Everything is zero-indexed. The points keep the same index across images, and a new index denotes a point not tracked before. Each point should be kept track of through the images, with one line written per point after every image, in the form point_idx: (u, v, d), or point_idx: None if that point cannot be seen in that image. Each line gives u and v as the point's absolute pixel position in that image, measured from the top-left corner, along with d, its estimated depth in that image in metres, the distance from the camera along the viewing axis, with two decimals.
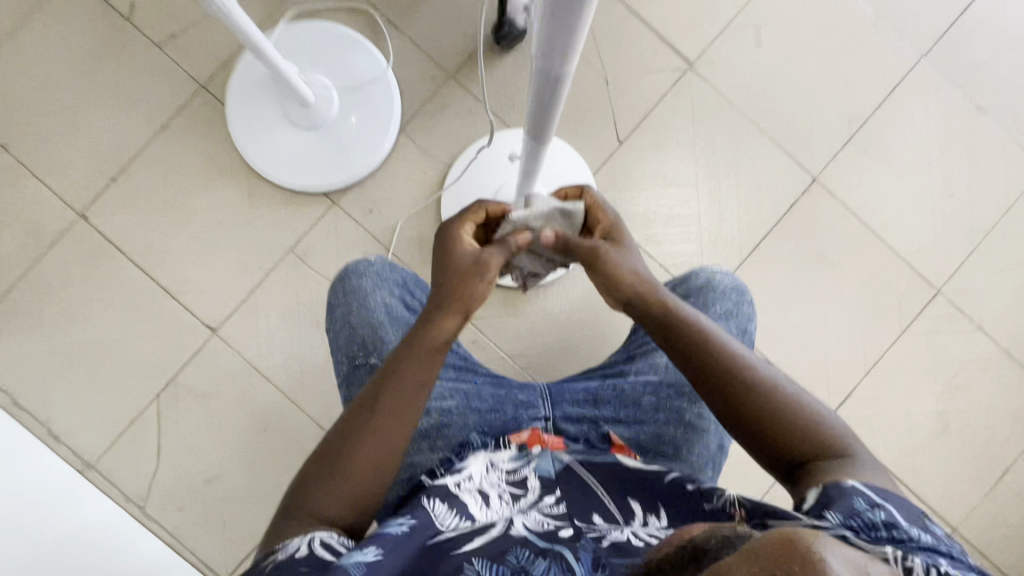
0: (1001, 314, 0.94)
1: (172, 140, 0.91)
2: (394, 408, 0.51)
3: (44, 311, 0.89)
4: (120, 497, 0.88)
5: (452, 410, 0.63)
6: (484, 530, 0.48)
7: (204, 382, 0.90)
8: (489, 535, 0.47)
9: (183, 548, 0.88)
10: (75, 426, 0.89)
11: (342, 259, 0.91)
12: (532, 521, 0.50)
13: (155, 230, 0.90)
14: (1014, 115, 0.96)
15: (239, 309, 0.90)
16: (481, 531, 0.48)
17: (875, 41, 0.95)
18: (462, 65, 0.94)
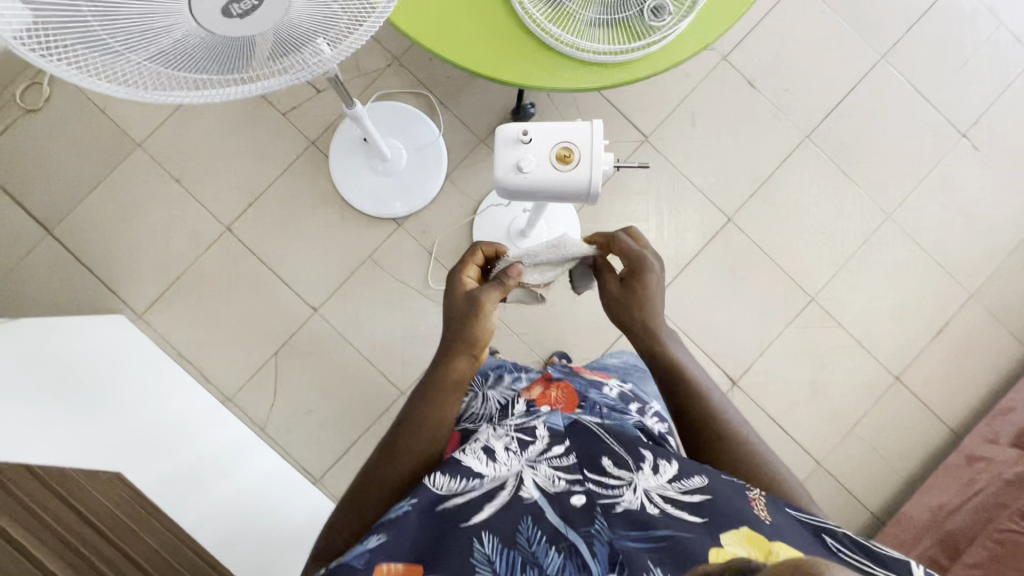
0: (856, 316, 1.37)
1: (291, 179, 1.33)
2: (440, 413, 0.69)
3: (200, 293, 1.31)
4: (249, 421, 1.30)
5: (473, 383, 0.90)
6: (500, 494, 0.60)
7: (307, 345, 1.32)
8: (502, 500, 0.60)
9: (291, 456, 1.30)
10: (219, 372, 1.30)
11: (403, 265, 1.34)
12: (544, 474, 0.64)
13: (277, 240, 1.32)
14: (870, 178, 1.39)
15: (332, 297, 1.32)
16: (496, 497, 0.60)
17: (774, 124, 1.38)
18: (490, 133, 1.36)
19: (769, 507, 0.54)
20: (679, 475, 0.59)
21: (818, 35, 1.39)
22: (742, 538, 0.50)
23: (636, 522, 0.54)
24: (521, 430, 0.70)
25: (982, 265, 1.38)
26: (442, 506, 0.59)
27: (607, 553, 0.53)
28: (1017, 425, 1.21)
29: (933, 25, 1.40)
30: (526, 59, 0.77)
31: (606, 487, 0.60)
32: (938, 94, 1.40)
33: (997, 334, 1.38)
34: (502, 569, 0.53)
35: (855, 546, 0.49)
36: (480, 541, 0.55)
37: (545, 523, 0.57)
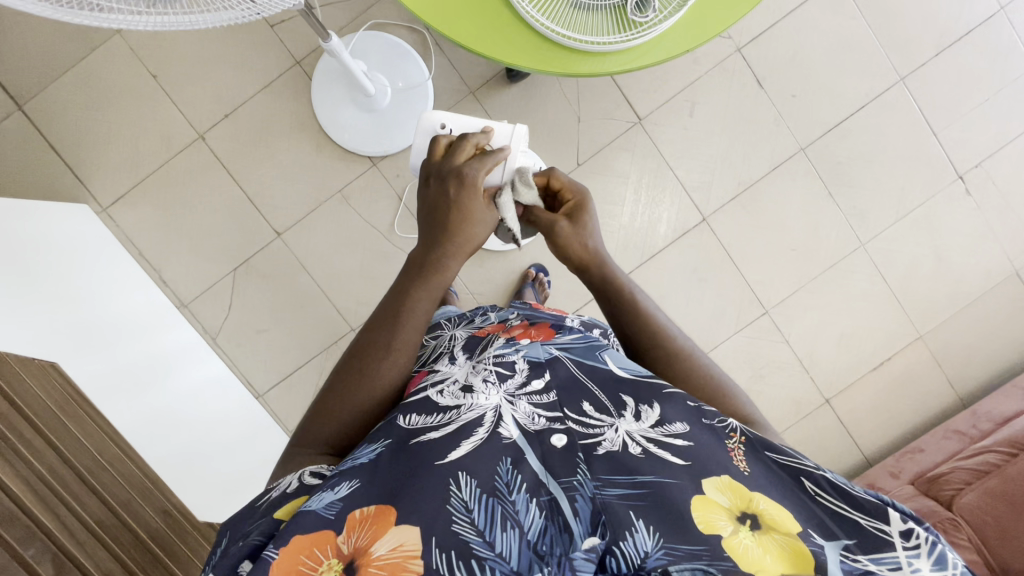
0: (804, 336, 1.40)
1: (271, 97, 1.29)
2: (402, 340, 0.63)
3: (166, 196, 1.31)
4: (201, 329, 1.34)
5: (441, 337, 0.86)
6: (474, 432, 0.56)
7: (267, 267, 1.34)
8: (475, 438, 0.55)
9: (237, 368, 1.36)
10: (178, 277, 1.33)
11: (372, 205, 1.33)
12: (523, 410, 0.59)
13: (250, 157, 1.31)
14: (854, 204, 1.37)
15: (298, 224, 1.33)
16: (469, 435, 0.55)
17: (772, 131, 1.34)
18: (481, 85, 1.31)
19: (748, 455, 0.52)
20: (663, 420, 0.56)
21: (839, 43, 1.32)
22: (723, 486, 0.50)
23: (616, 468, 0.52)
24: (498, 363, 0.65)
25: (940, 309, 1.40)
26: (416, 442, 0.55)
27: (589, 510, 0.50)
28: (921, 466, 1.27)
29: (962, 54, 1.33)
30: (530, 58, 0.74)
31: (586, 427, 0.57)
32: (946, 130, 1.35)
33: (935, 379, 1.41)
34: (480, 520, 0.49)
35: (834, 490, 0.48)
36: (456, 484, 0.51)
37: (526, 469, 0.53)
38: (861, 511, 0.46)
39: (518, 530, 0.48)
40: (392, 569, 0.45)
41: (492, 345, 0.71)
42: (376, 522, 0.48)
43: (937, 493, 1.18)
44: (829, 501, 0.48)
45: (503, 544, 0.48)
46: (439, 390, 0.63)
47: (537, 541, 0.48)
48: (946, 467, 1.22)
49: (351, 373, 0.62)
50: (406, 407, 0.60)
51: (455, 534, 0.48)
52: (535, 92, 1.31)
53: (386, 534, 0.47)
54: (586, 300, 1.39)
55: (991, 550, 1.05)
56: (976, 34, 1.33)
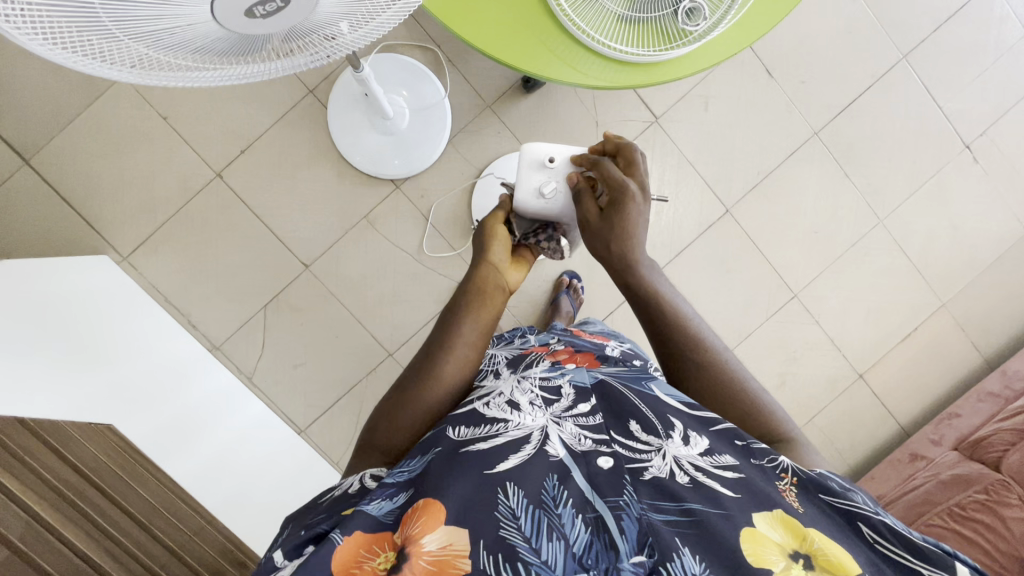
0: (833, 315, 1.43)
1: (286, 128, 1.27)
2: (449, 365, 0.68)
3: (187, 237, 1.28)
4: (236, 369, 1.32)
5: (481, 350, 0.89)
6: (523, 447, 0.57)
7: (297, 301, 1.32)
8: (524, 453, 0.57)
9: (275, 405, 1.34)
10: (206, 319, 1.30)
11: (399, 227, 1.31)
12: (570, 431, 0.61)
13: (270, 192, 1.28)
14: (870, 182, 1.39)
15: (324, 255, 1.31)
16: (519, 449, 0.57)
17: (785, 117, 1.36)
18: (497, 99, 1.31)
19: (800, 495, 0.52)
20: (711, 450, 0.57)
21: (843, 27, 1.35)
22: (774, 519, 0.50)
23: (662, 494, 0.53)
24: (545, 387, 0.68)
25: (958, 276, 1.44)
26: (467, 449, 0.57)
27: (635, 530, 0.50)
28: (961, 431, 1.30)
29: (958, 27, 1.37)
30: (632, 76, 0.75)
31: (633, 452, 0.58)
32: (950, 102, 1.39)
33: (961, 344, 1.45)
34: (528, 527, 0.50)
35: (894, 537, 0.48)
36: (505, 493, 0.52)
37: (572, 485, 0.54)
38: (923, 560, 0.46)
39: (564, 541, 0.49)
40: (441, 566, 0.47)
41: (538, 366, 0.75)
42: (426, 514, 0.50)
43: (983, 456, 1.21)
44: (888, 548, 0.48)
45: (549, 552, 0.48)
46: (486, 401, 0.65)
47: (582, 554, 0.49)
48: (987, 429, 1.25)
49: (398, 397, 0.67)
50: (454, 419, 0.62)
51: (503, 538, 0.49)
52: (552, 101, 1.31)
53: (438, 530, 0.49)
54: (619, 301, 1.40)
55: None
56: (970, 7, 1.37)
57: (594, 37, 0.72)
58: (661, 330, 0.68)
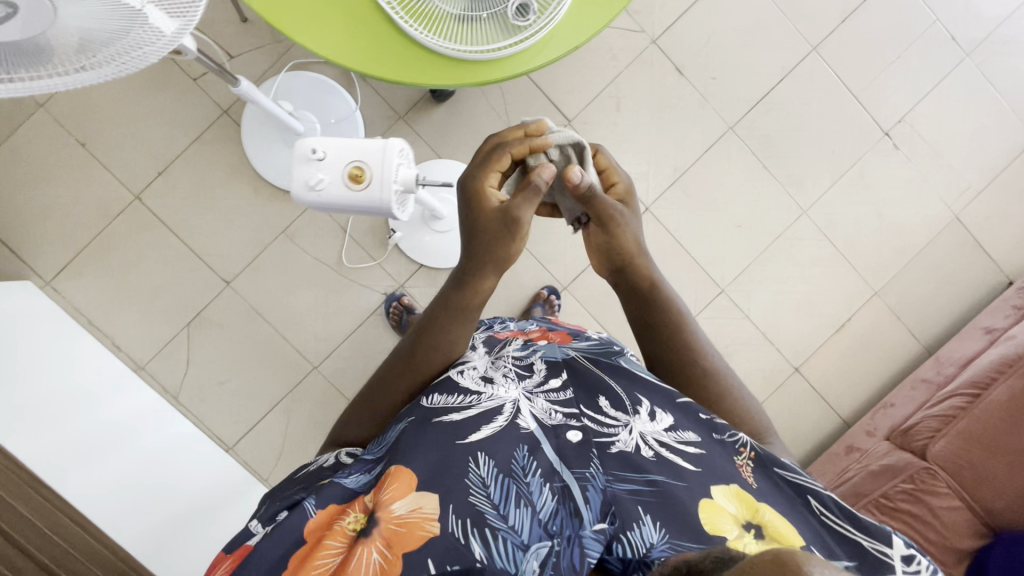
0: (763, 309, 1.41)
1: (202, 149, 1.30)
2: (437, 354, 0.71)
3: (109, 259, 1.30)
4: (161, 388, 1.32)
5: None
6: (493, 419, 0.61)
7: (220, 317, 1.33)
8: (494, 425, 0.60)
9: (202, 423, 1.34)
10: (131, 340, 1.31)
11: (318, 240, 1.33)
12: (541, 406, 0.64)
13: (189, 211, 1.31)
14: (790, 173, 1.39)
15: (245, 270, 1.32)
16: (489, 420, 0.61)
17: (698, 114, 1.37)
18: (409, 110, 1.33)
19: (756, 469, 0.59)
20: (675, 426, 0.61)
21: (749, 23, 1.36)
22: (731, 494, 0.56)
23: (627, 466, 0.58)
24: (520, 363, 0.71)
25: (889, 263, 1.42)
26: (437, 420, 0.60)
27: (599, 500, 0.55)
28: (894, 420, 1.27)
29: (866, 16, 1.38)
30: (491, 70, 0.76)
31: (601, 425, 0.61)
32: (865, 90, 1.39)
33: (897, 332, 1.43)
34: (496, 494, 0.54)
35: (838, 510, 0.56)
36: (475, 462, 0.56)
37: (541, 456, 0.58)
38: (864, 532, 0.54)
39: (531, 508, 0.53)
40: (410, 528, 0.51)
41: (511, 346, 0.77)
42: (395, 483, 0.54)
43: (911, 444, 1.17)
44: (833, 520, 0.56)
45: (516, 518, 0.53)
46: (460, 372, 0.69)
47: (548, 520, 0.53)
48: (917, 417, 1.22)
49: (392, 374, 0.71)
50: (429, 391, 0.66)
51: (471, 504, 0.53)
52: (463, 110, 1.33)
53: (406, 496, 0.53)
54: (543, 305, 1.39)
55: (971, 493, 1.09)
56: None
57: (437, 39, 0.74)
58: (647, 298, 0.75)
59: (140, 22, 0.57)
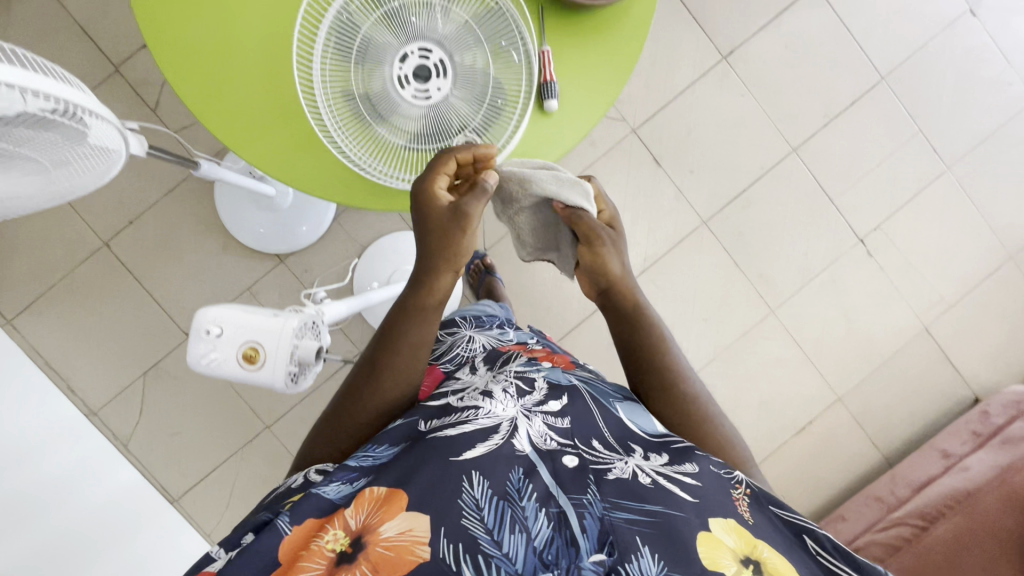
0: (724, 405, 1.40)
1: (176, 201, 1.30)
2: (396, 370, 0.66)
3: (71, 303, 1.30)
4: (111, 434, 1.32)
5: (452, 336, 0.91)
6: (490, 436, 0.58)
7: (178, 369, 1.33)
8: (490, 442, 0.57)
9: (149, 472, 1.33)
10: (86, 384, 1.31)
11: (281, 300, 1.32)
12: (537, 429, 0.60)
13: (156, 261, 1.31)
14: (760, 272, 1.39)
15: None
16: (486, 438, 0.57)
17: (672, 204, 1.37)
18: None
19: (752, 505, 0.54)
20: (672, 462, 0.58)
21: (730, 120, 1.36)
22: (728, 527, 0.51)
23: (625, 493, 0.53)
24: (520, 380, 0.67)
25: (854, 371, 1.41)
26: (433, 436, 0.58)
27: (596, 528, 0.51)
28: (842, 537, 1.25)
29: (850, 122, 1.38)
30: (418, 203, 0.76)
31: (598, 456, 0.58)
32: (842, 196, 1.38)
33: (857, 439, 1.41)
34: (490, 518, 0.51)
35: (836, 551, 0.50)
36: (469, 481, 0.53)
37: (538, 479, 0.54)
38: None
39: (526, 535, 0.50)
40: (400, 553, 0.48)
41: (515, 361, 0.74)
42: (387, 504, 0.52)
43: None
44: (831, 562, 0.50)
45: (511, 545, 0.50)
46: (460, 396, 0.66)
47: (544, 548, 0.50)
48: (863, 539, 1.20)
49: (354, 390, 0.66)
50: (425, 413, 0.63)
51: (463, 527, 0.50)
52: None
53: (398, 516, 0.51)
54: None
55: None
56: (862, 104, 1.37)
57: (369, 165, 0.71)
58: (635, 334, 0.72)
59: (107, 154, 0.60)
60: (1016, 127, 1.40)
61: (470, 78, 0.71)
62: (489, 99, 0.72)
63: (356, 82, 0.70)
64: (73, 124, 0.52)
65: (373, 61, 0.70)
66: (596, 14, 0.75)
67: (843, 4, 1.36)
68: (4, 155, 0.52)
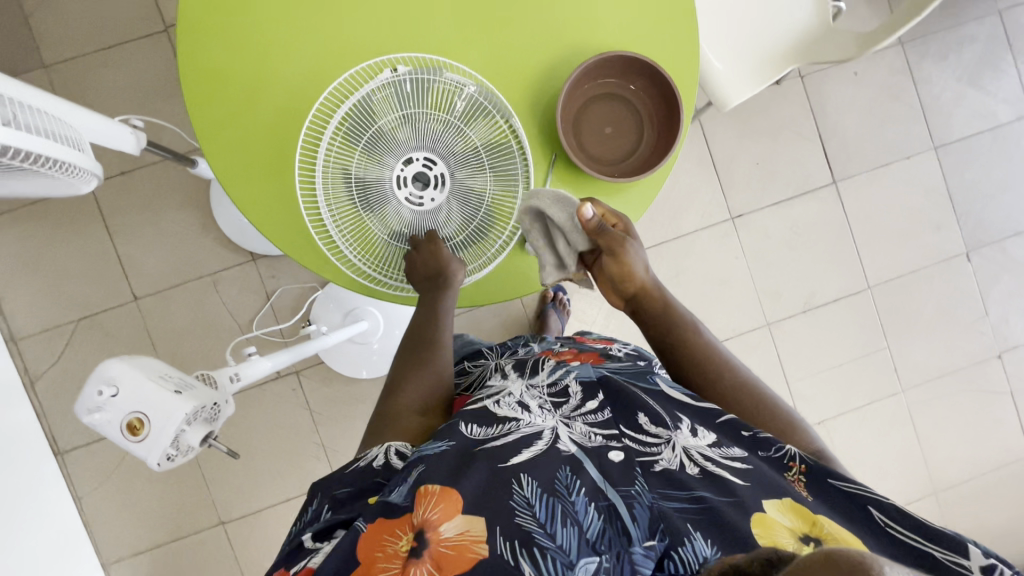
0: None
1: (173, 168, 1.30)
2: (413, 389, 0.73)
3: (35, 228, 1.28)
4: (22, 367, 1.29)
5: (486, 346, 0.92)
6: (534, 441, 0.58)
7: (114, 326, 1.31)
8: (535, 447, 0.57)
9: (45, 416, 1.30)
10: (17, 310, 1.29)
11: (239, 296, 1.32)
12: (579, 430, 0.61)
13: (132, 217, 1.30)
14: None
15: (158, 294, 1.31)
16: (529, 443, 0.58)
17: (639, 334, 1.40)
18: None
19: (810, 485, 0.54)
20: (719, 442, 0.59)
21: (719, 277, 1.40)
22: (784, 507, 0.52)
23: (672, 484, 0.55)
24: (553, 390, 0.67)
25: None
26: (482, 447, 0.57)
27: (647, 517, 0.52)
28: None
29: (825, 317, 1.43)
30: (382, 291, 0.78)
31: (643, 444, 0.59)
32: (797, 382, 1.42)
33: None
34: (542, 513, 0.51)
35: (905, 521, 0.48)
36: (519, 483, 0.53)
37: (585, 475, 0.55)
38: (935, 544, 0.47)
39: (578, 527, 0.51)
40: (459, 552, 0.48)
41: (544, 365, 0.72)
42: (443, 500, 0.51)
43: None
44: (900, 532, 0.48)
45: (563, 537, 0.50)
46: (496, 399, 0.65)
47: (596, 540, 0.50)
48: None
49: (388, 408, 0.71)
50: (467, 416, 0.62)
51: (517, 525, 0.50)
52: None
53: (455, 519, 0.50)
54: None
55: None
56: (842, 304, 1.43)
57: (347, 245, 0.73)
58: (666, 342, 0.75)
59: (76, 173, 0.58)
60: (975, 373, 1.46)
61: (465, 197, 0.73)
62: (475, 224, 0.75)
63: (357, 163, 0.71)
64: (39, 172, 0.54)
65: (379, 149, 0.71)
66: (594, 177, 0.78)
67: (854, 209, 1.42)
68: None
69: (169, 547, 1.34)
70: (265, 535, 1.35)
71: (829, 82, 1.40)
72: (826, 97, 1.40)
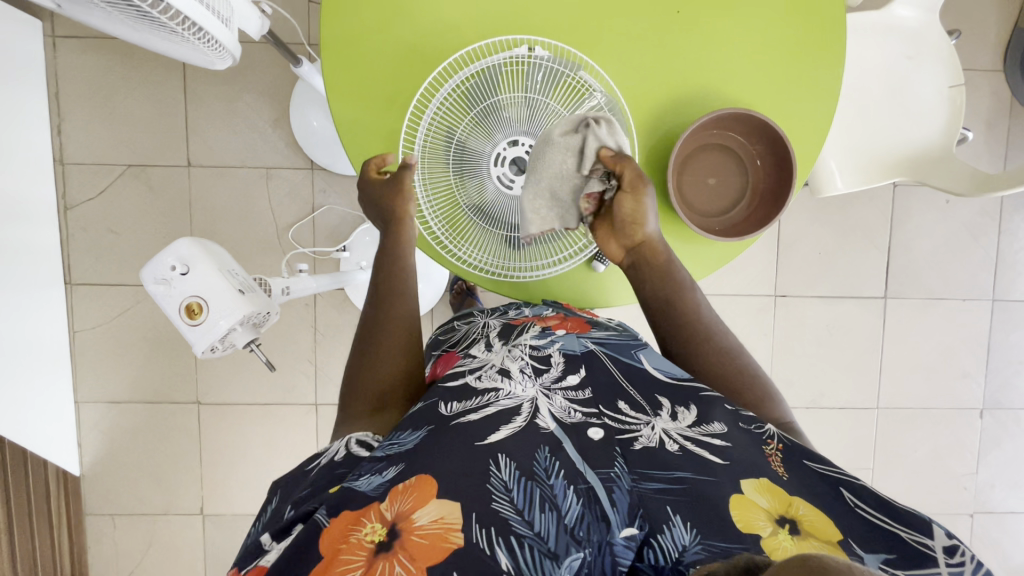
0: None
1: (266, 53, 1.28)
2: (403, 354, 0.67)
3: (117, 62, 1.27)
4: (61, 190, 1.30)
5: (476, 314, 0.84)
6: (512, 418, 0.56)
7: (160, 183, 1.31)
8: (513, 425, 0.56)
9: (66, 243, 1.30)
10: (74, 135, 1.29)
11: (285, 199, 1.32)
12: (559, 404, 0.59)
13: (211, 86, 1.29)
14: None
15: (211, 168, 1.31)
16: (507, 421, 0.56)
17: None
18: None
19: (786, 461, 0.54)
20: (700, 420, 0.58)
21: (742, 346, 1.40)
22: (761, 488, 0.51)
23: (653, 463, 0.53)
24: (535, 355, 0.65)
25: None
26: (458, 422, 0.56)
27: (627, 503, 0.51)
28: None
29: (824, 419, 1.44)
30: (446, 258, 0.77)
31: (623, 424, 0.57)
32: None
33: None
34: (519, 500, 0.49)
35: (875, 502, 0.48)
36: (496, 465, 0.51)
37: (563, 456, 0.53)
38: (903, 523, 0.47)
39: (556, 513, 0.49)
40: (434, 540, 0.45)
41: (529, 332, 0.70)
42: (418, 492, 0.48)
43: None
44: (868, 511, 0.48)
45: (541, 524, 0.48)
46: (477, 375, 0.63)
47: (574, 526, 0.49)
48: None
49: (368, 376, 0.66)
50: (448, 395, 0.60)
51: (494, 511, 0.48)
52: None
53: (428, 504, 0.48)
54: None
55: None
56: (845, 413, 1.44)
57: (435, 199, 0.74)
58: (681, 336, 0.71)
59: (220, 50, 0.60)
60: (942, 523, 1.47)
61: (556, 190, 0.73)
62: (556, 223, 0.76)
63: (463, 128, 0.71)
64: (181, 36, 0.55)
65: (491, 120, 0.70)
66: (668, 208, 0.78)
67: (892, 330, 1.42)
68: (109, 19, 0.55)
69: (141, 406, 1.36)
70: (232, 426, 1.38)
71: (919, 200, 1.38)
72: (909, 214, 1.38)
